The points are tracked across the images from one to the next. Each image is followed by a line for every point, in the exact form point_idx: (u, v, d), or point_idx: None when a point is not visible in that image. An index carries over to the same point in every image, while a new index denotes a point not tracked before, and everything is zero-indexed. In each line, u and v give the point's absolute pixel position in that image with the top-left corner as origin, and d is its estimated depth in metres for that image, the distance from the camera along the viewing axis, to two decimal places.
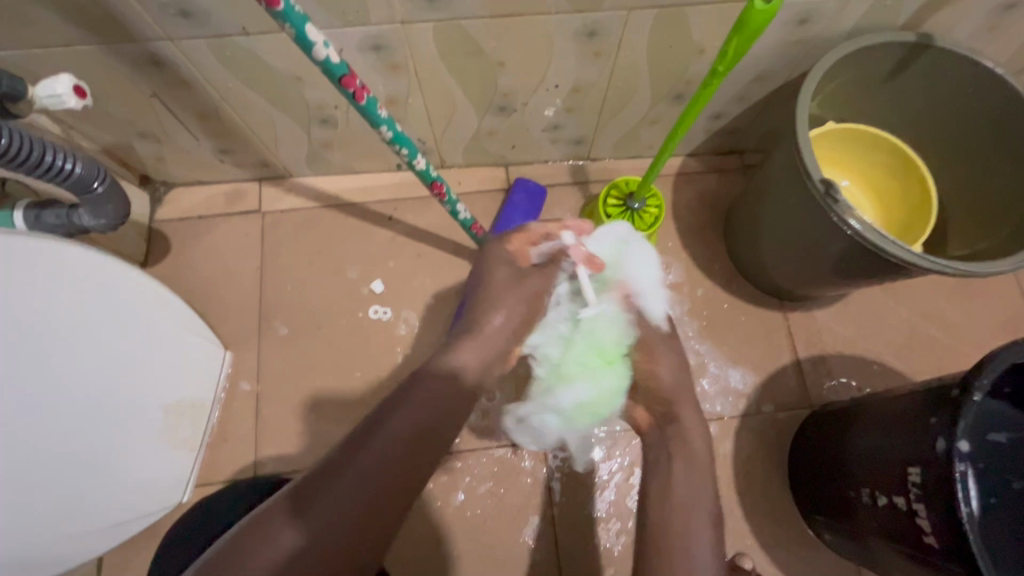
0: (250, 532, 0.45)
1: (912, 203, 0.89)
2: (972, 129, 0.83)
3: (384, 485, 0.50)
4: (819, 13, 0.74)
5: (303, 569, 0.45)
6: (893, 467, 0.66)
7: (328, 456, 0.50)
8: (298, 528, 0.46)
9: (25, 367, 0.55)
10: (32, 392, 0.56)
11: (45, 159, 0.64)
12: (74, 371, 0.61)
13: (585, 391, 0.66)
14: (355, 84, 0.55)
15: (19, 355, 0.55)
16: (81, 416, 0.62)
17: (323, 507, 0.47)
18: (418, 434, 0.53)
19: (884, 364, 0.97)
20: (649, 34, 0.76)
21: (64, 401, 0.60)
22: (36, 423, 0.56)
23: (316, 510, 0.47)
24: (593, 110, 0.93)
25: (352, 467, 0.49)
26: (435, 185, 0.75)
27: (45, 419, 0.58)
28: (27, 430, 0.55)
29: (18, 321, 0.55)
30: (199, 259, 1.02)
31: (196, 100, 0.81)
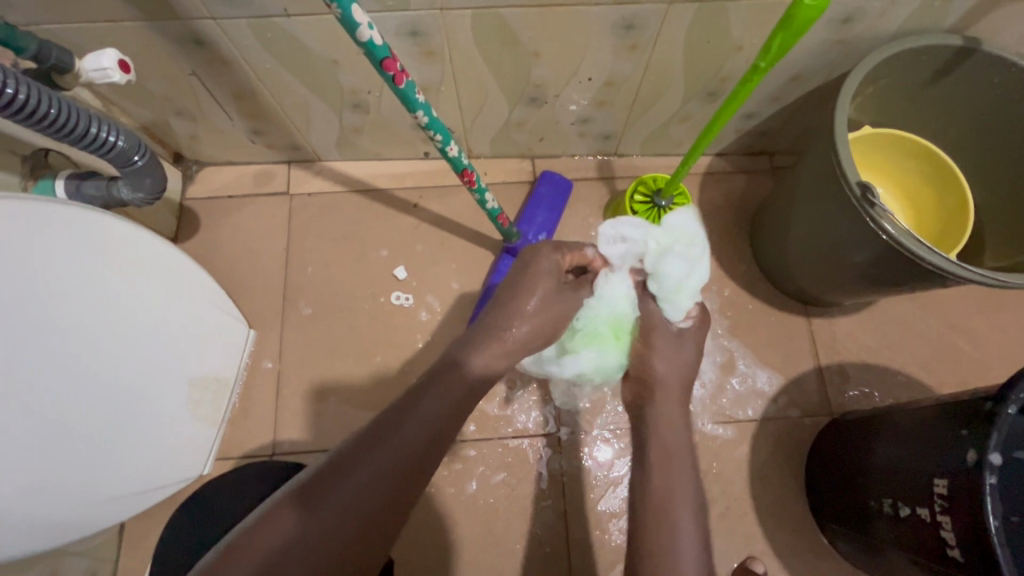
0: (260, 522, 0.45)
1: (948, 211, 0.87)
2: (1018, 137, 0.80)
3: (393, 483, 0.49)
4: (863, 13, 0.73)
5: (302, 556, 0.44)
6: (918, 478, 0.65)
7: (339, 451, 0.50)
8: (307, 523, 0.45)
9: (53, 331, 0.57)
10: (59, 357, 0.57)
11: (90, 131, 0.66)
12: (103, 338, 0.63)
13: (611, 357, 0.71)
14: (395, 67, 0.56)
15: (48, 319, 0.56)
16: (108, 384, 0.64)
17: (328, 494, 0.46)
18: (432, 434, 0.53)
19: (910, 376, 0.96)
20: (687, 29, 0.75)
21: (90, 367, 0.61)
22: (65, 387, 0.58)
23: (326, 505, 0.46)
24: (625, 105, 0.92)
25: (362, 463, 0.48)
26: (465, 172, 0.75)
27: (74, 385, 0.59)
28: (55, 393, 0.57)
29: (47, 286, 0.56)
30: (227, 237, 1.03)
31: (233, 79, 0.82)
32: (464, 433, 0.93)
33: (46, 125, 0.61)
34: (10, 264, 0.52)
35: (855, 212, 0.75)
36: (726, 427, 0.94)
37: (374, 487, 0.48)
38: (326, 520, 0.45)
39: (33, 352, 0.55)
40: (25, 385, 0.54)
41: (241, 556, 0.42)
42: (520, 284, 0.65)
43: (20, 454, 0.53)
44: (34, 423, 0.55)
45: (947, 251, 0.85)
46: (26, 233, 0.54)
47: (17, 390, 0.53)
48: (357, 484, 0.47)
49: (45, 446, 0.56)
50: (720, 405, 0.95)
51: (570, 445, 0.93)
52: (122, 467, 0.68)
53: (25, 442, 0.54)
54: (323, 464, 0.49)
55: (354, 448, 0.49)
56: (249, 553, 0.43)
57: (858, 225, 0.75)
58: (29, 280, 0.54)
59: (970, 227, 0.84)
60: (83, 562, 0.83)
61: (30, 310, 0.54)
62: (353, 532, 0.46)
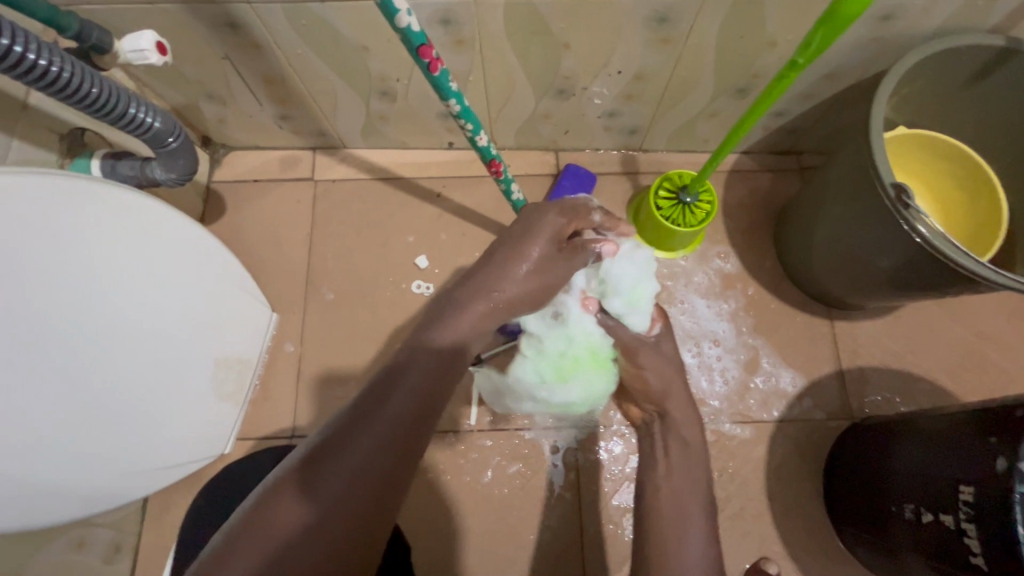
0: (253, 514, 0.42)
1: (981, 214, 0.85)
2: None
3: (389, 464, 0.46)
4: (904, 10, 0.71)
5: (308, 549, 0.42)
6: (943, 484, 0.64)
7: (325, 433, 0.46)
8: (305, 508, 0.43)
9: (83, 304, 0.58)
10: (88, 330, 0.58)
11: (128, 111, 0.67)
12: (132, 314, 0.64)
13: (576, 392, 0.68)
14: (431, 54, 0.56)
15: (79, 293, 0.57)
16: (137, 360, 0.65)
17: (326, 485, 0.43)
18: (423, 404, 0.49)
19: (934, 383, 0.94)
20: (721, 23, 0.74)
21: (118, 342, 0.62)
22: (93, 360, 0.59)
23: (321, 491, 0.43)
24: (653, 99, 0.91)
25: (353, 445, 0.45)
26: (493, 163, 0.75)
27: (101, 359, 0.60)
28: (84, 365, 0.58)
29: (79, 260, 0.57)
30: (252, 221, 1.05)
31: (264, 64, 0.83)
32: (481, 422, 0.94)
33: (87, 104, 0.62)
34: (41, 237, 0.53)
35: (888, 213, 0.74)
36: (744, 426, 0.93)
37: (368, 469, 0.45)
38: (324, 503, 0.43)
39: (62, 324, 0.56)
40: (53, 359, 0.55)
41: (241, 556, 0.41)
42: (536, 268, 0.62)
43: (49, 423, 0.55)
44: (64, 395, 0.56)
45: (980, 255, 0.83)
46: (58, 207, 0.55)
47: (46, 361, 0.54)
48: (351, 467, 0.44)
49: (75, 417, 0.58)
50: (739, 405, 0.94)
51: (585, 439, 0.93)
52: (148, 442, 0.70)
53: (55, 411, 0.55)
54: (311, 447, 0.46)
55: (340, 431, 0.46)
56: (246, 547, 0.41)
57: (890, 226, 0.74)
58: (60, 254, 0.55)
59: (1004, 231, 0.82)
60: (107, 534, 0.85)
61: (60, 283, 0.55)
62: (358, 512, 0.44)
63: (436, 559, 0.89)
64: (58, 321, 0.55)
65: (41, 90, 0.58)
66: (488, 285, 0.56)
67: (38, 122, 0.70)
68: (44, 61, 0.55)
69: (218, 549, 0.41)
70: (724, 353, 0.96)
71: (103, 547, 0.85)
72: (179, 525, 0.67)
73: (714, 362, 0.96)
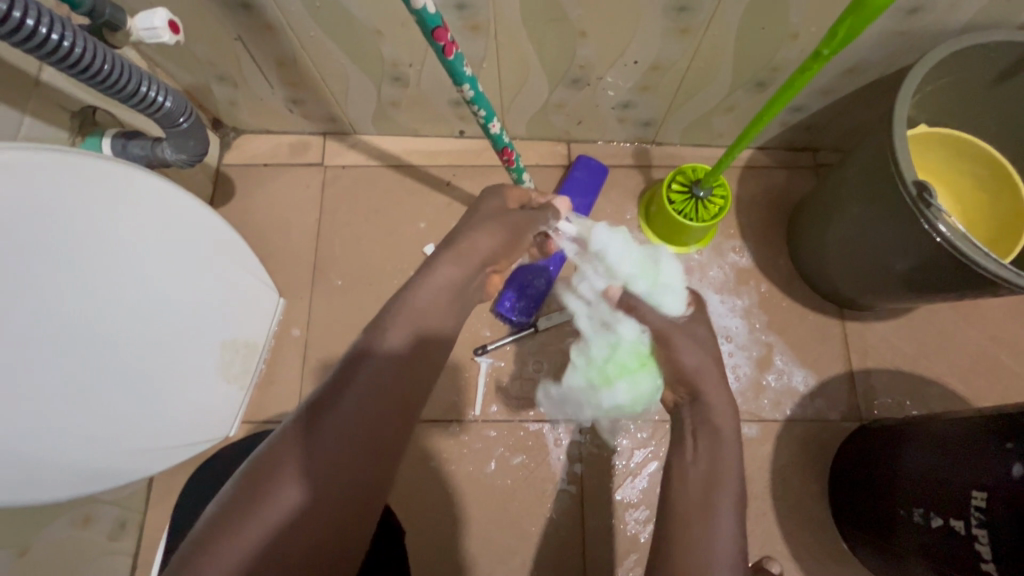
0: (250, 479, 0.42)
1: (1004, 213, 0.83)
2: None
3: (378, 434, 0.45)
4: (932, 3, 0.69)
5: (301, 522, 0.41)
6: (954, 489, 0.63)
7: (313, 398, 0.46)
8: (303, 469, 0.42)
9: (89, 282, 0.57)
10: (90, 304, 0.58)
11: (140, 90, 0.66)
12: (137, 290, 0.63)
13: (623, 394, 0.81)
14: (446, 37, 0.55)
15: (84, 270, 0.57)
16: (143, 340, 0.65)
17: (316, 457, 0.43)
18: (407, 369, 0.49)
19: (945, 387, 0.93)
20: (743, 13, 0.72)
21: (121, 317, 0.62)
22: (98, 338, 0.59)
23: (317, 451, 0.43)
24: (669, 91, 0.90)
25: (342, 405, 0.45)
26: (505, 151, 0.74)
27: (107, 338, 0.60)
28: (90, 343, 0.58)
29: (86, 238, 0.57)
30: (261, 206, 1.04)
31: (277, 46, 0.82)
32: (486, 413, 0.94)
33: (99, 81, 0.62)
34: (49, 214, 0.53)
35: (907, 212, 0.72)
36: (751, 425, 0.93)
37: (357, 440, 0.44)
38: (315, 473, 0.42)
39: (69, 301, 0.55)
40: (65, 337, 0.55)
41: (234, 531, 0.40)
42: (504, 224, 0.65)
43: (54, 400, 0.55)
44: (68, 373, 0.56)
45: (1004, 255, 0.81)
46: (65, 183, 0.55)
47: (52, 337, 0.54)
48: (344, 428, 0.44)
49: (80, 395, 0.58)
50: (746, 403, 0.93)
51: (590, 433, 0.93)
52: (155, 422, 0.70)
53: (62, 386, 0.56)
54: (301, 411, 0.45)
55: (330, 394, 0.46)
56: (246, 512, 0.40)
57: (909, 226, 0.73)
58: (68, 230, 0.55)
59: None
60: (113, 512, 0.86)
61: (67, 261, 0.55)
62: (357, 470, 0.43)
63: (437, 548, 0.89)
64: (57, 294, 0.54)
65: (53, 65, 0.57)
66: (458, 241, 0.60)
67: (49, 100, 0.70)
68: (56, 35, 0.54)
69: (218, 517, 0.40)
70: (736, 350, 0.95)
71: (108, 525, 0.86)
72: (183, 507, 0.67)
73: (725, 359, 0.95)
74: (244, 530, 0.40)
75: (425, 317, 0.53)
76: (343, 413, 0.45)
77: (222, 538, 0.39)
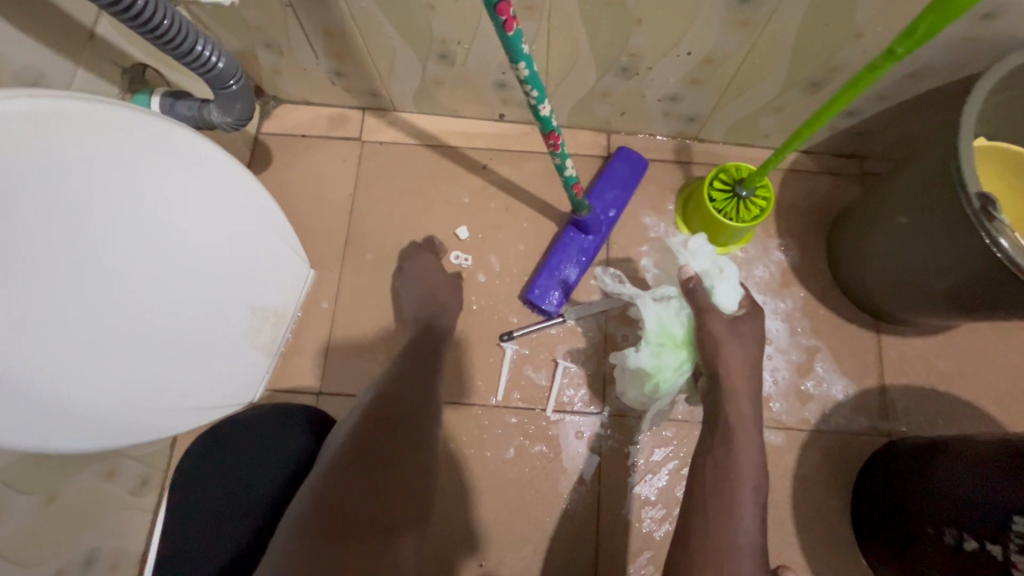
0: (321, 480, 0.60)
1: None
2: None
3: (416, 412, 0.70)
4: (1011, 8, 0.66)
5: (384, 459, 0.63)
6: (993, 513, 0.61)
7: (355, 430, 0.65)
8: (362, 445, 0.63)
9: (128, 234, 0.58)
10: (126, 262, 0.58)
11: (194, 48, 0.66)
12: (175, 251, 0.64)
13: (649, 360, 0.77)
14: (508, 12, 0.53)
15: (127, 220, 0.57)
16: (177, 296, 0.66)
17: (392, 420, 0.67)
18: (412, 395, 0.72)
19: (979, 409, 0.90)
20: (806, 9, 0.70)
21: (155, 280, 0.62)
22: (134, 290, 0.60)
23: (383, 432, 0.65)
24: (719, 85, 0.87)
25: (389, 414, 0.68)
26: (552, 135, 0.72)
27: (136, 297, 0.60)
28: (124, 294, 0.59)
29: (131, 190, 0.57)
30: (296, 175, 1.05)
31: (327, 15, 0.81)
32: (508, 400, 0.94)
33: (156, 35, 0.62)
34: (96, 162, 0.54)
35: (962, 226, 0.69)
36: (776, 432, 0.91)
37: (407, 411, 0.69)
38: (383, 433, 0.65)
39: (105, 254, 0.56)
40: (97, 292, 0.56)
41: (333, 478, 0.60)
42: None
43: (87, 343, 0.56)
44: (101, 319, 0.57)
45: None
46: (112, 134, 0.55)
47: (88, 285, 0.55)
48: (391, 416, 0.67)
49: (111, 344, 0.58)
50: (773, 410, 0.92)
51: (613, 428, 0.92)
52: (184, 381, 0.71)
53: (91, 338, 0.56)
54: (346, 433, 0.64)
55: (366, 422, 0.66)
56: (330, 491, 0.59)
57: (963, 241, 0.70)
58: (113, 181, 0.55)
59: None
60: (136, 467, 0.87)
61: (111, 210, 0.56)
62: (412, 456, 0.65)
63: (450, 528, 0.89)
64: (95, 250, 0.55)
65: (113, 15, 0.57)
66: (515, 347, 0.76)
67: (102, 53, 0.70)
68: None
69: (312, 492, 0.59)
70: (775, 353, 0.94)
71: (131, 480, 0.87)
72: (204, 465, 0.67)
73: (765, 361, 0.93)
74: (325, 519, 0.57)
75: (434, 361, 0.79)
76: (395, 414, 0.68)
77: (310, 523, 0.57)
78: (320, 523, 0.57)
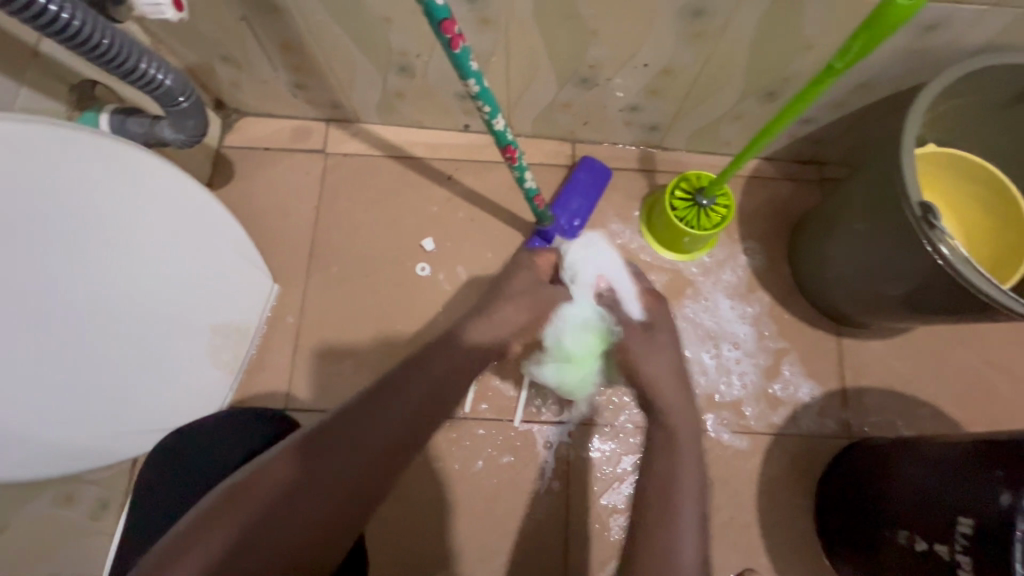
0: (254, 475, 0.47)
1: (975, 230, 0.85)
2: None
3: (414, 419, 0.53)
4: (950, 21, 0.68)
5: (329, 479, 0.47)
6: (941, 513, 0.63)
7: (334, 419, 0.51)
8: (314, 453, 0.48)
9: (58, 257, 0.54)
10: (76, 289, 0.56)
11: (140, 67, 0.65)
12: (111, 271, 0.60)
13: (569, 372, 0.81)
14: (453, 30, 0.53)
15: (56, 243, 0.53)
16: (116, 317, 0.62)
17: (378, 417, 0.51)
18: (431, 392, 0.55)
19: (937, 409, 0.93)
20: (756, 22, 0.71)
21: (107, 305, 0.60)
22: (67, 316, 0.56)
23: (348, 437, 0.50)
24: (677, 96, 0.89)
25: (379, 413, 0.52)
26: (509, 148, 0.73)
27: (89, 324, 0.59)
28: (70, 320, 0.56)
29: (60, 211, 0.53)
30: (259, 189, 1.03)
31: (283, 29, 0.80)
32: (476, 411, 0.93)
33: (98, 55, 0.60)
34: (22, 180, 0.49)
35: (910, 233, 0.71)
36: (741, 437, 0.92)
37: (401, 416, 0.52)
38: (349, 443, 0.49)
39: (33, 279, 0.52)
40: (50, 322, 0.54)
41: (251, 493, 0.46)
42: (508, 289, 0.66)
43: (31, 371, 0.53)
44: (35, 348, 0.53)
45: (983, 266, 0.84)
46: (43, 151, 0.51)
47: (17, 315, 0.51)
48: (378, 420, 0.51)
49: (62, 369, 0.56)
50: (738, 415, 0.93)
51: (581, 436, 0.93)
52: (142, 404, 0.69)
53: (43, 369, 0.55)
54: (316, 426, 0.50)
55: (346, 413, 0.51)
56: (250, 495, 0.45)
57: (911, 246, 0.72)
58: (40, 200, 0.51)
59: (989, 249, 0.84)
60: (95, 491, 0.86)
61: (39, 231, 0.52)
62: (370, 477, 0.49)
63: (419, 543, 0.89)
64: (45, 281, 0.53)
65: (52, 37, 0.56)
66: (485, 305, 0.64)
67: (47, 71, 0.69)
68: (55, 7, 0.53)
69: (234, 487, 0.46)
70: (743, 357, 0.95)
71: (90, 505, 0.85)
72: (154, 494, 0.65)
73: (733, 365, 0.95)
74: (226, 524, 0.44)
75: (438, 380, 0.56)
76: (388, 412, 0.52)
77: (209, 525, 0.44)
78: (211, 535, 0.43)
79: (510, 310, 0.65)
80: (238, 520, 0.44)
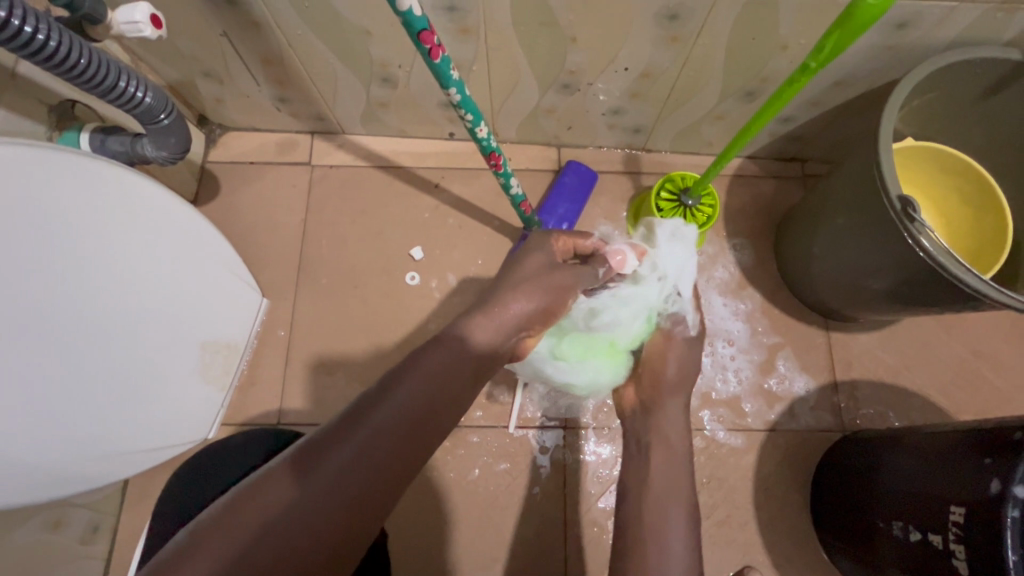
0: (248, 487, 0.42)
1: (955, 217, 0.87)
2: (1004, 170, 0.85)
3: (434, 401, 0.49)
4: (920, 18, 0.69)
5: (360, 468, 0.44)
6: (934, 503, 0.63)
7: (333, 423, 0.46)
8: (343, 443, 0.44)
9: (40, 279, 0.53)
10: (61, 312, 0.55)
11: (118, 85, 0.65)
12: (97, 289, 0.59)
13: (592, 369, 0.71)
14: (432, 40, 0.54)
15: (36, 266, 0.52)
16: (105, 337, 0.61)
17: (399, 398, 0.48)
18: (447, 376, 0.51)
19: (926, 399, 0.94)
20: (732, 25, 0.72)
21: (93, 327, 0.59)
22: (55, 337, 0.55)
23: (375, 425, 0.46)
24: (659, 98, 0.89)
25: (382, 410, 0.47)
26: (493, 155, 0.73)
27: (75, 347, 0.58)
28: (56, 345, 0.55)
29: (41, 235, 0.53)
30: (245, 203, 1.03)
31: (264, 44, 0.80)
32: (470, 418, 0.93)
33: (76, 75, 0.60)
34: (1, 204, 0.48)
35: (891, 225, 0.72)
36: (735, 434, 0.93)
37: (423, 396, 0.49)
38: (375, 431, 0.46)
39: (20, 304, 0.51)
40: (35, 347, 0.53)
41: (272, 492, 0.41)
42: (514, 280, 0.61)
43: (17, 396, 0.52)
44: (24, 373, 0.52)
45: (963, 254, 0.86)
46: (27, 175, 0.51)
47: (8, 340, 0.50)
48: (399, 401, 0.48)
49: (49, 392, 0.55)
50: (731, 413, 0.93)
51: (577, 440, 0.93)
52: (132, 425, 0.69)
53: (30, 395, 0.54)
54: (340, 416, 0.46)
55: (367, 400, 0.47)
56: (245, 512, 0.40)
57: (892, 238, 0.73)
58: (28, 222, 0.51)
59: (968, 238, 0.86)
60: (85, 515, 0.85)
61: (26, 254, 0.51)
62: (378, 481, 0.44)
63: (416, 554, 0.88)
64: (28, 306, 0.52)
65: (28, 59, 0.56)
66: (499, 303, 0.59)
67: (26, 92, 0.68)
68: (29, 28, 0.52)
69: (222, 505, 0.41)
70: (737, 353, 0.96)
71: (80, 529, 0.84)
72: None
73: (727, 362, 0.95)
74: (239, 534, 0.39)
75: (450, 378, 0.52)
76: (396, 403, 0.48)
77: (198, 544, 0.38)
78: (200, 561, 0.37)
79: (519, 305, 0.59)
80: (262, 523, 0.40)
